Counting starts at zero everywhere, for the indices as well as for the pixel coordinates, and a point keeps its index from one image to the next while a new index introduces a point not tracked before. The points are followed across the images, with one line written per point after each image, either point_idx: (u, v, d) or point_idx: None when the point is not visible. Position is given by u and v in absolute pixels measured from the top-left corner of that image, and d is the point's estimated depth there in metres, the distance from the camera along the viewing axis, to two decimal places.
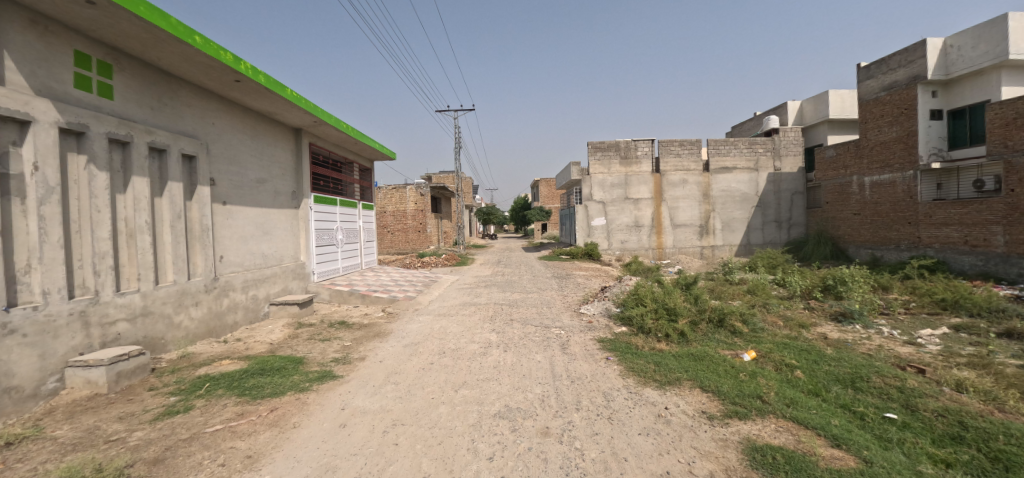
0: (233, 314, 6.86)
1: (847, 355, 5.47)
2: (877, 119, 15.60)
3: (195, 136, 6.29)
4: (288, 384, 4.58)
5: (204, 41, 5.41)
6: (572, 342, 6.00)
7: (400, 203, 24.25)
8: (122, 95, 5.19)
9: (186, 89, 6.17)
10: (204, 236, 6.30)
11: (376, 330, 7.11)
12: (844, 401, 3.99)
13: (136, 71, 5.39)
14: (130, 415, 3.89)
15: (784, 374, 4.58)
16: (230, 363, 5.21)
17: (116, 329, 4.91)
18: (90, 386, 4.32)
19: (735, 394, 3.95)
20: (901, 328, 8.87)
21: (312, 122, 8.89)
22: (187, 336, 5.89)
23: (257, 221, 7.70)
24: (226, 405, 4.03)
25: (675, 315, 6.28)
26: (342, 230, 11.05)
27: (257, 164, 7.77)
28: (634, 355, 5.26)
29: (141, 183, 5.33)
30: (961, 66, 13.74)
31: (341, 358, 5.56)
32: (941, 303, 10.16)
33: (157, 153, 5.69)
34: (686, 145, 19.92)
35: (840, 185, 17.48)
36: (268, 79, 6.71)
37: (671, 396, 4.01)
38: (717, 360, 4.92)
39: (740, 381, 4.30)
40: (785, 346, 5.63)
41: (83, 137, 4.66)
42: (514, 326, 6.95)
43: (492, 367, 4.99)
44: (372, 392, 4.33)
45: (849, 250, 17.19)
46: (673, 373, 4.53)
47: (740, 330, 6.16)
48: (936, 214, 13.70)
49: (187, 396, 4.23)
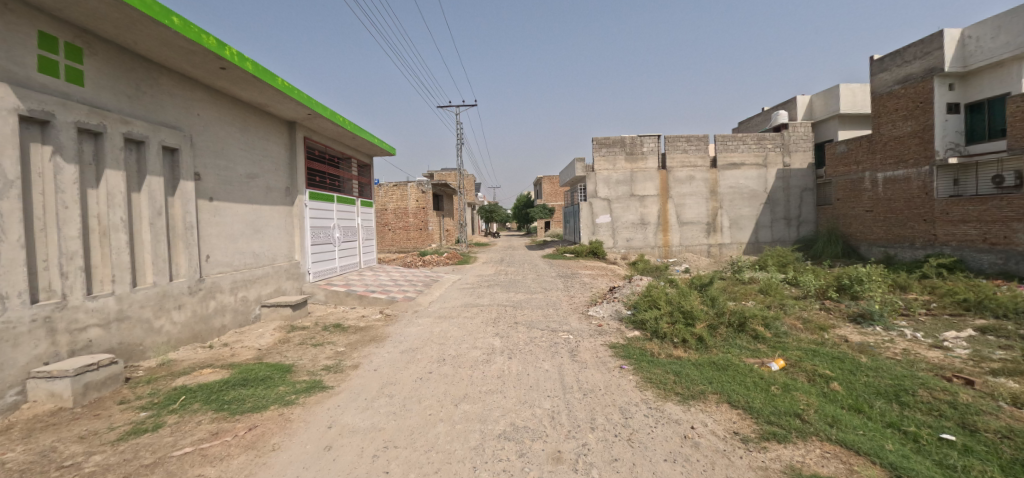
0: (221, 316, 6.46)
1: (883, 363, 5.02)
2: (891, 113, 15.06)
3: (177, 127, 5.89)
4: (272, 397, 4.16)
5: (183, 23, 4.99)
6: (581, 347, 5.58)
7: (401, 200, 23.81)
8: (94, 81, 4.78)
9: (168, 77, 5.76)
10: (187, 235, 5.89)
11: (372, 333, 6.70)
12: (890, 419, 3.57)
13: (111, 56, 4.98)
14: (92, 434, 3.48)
15: (819, 387, 4.13)
16: (211, 373, 4.79)
17: (86, 335, 4.50)
18: (53, 399, 3.93)
19: (770, 412, 3.49)
20: (924, 330, 8.44)
21: (306, 115, 8.46)
22: (168, 342, 5.49)
23: (247, 219, 7.30)
24: (200, 423, 3.62)
25: (692, 318, 5.85)
26: (339, 229, 10.63)
27: (247, 158, 7.35)
28: (650, 363, 4.82)
29: (116, 177, 4.92)
30: (979, 57, 13.21)
31: (332, 366, 5.15)
32: (963, 303, 9.69)
33: (134, 145, 5.27)
34: (693, 141, 19.41)
35: (852, 182, 16.95)
36: (256, 67, 6.29)
37: (697, 413, 3.57)
38: (742, 369, 4.47)
39: (772, 395, 3.83)
40: (816, 354, 5.17)
41: (48, 126, 4.25)
42: (518, 329, 6.51)
43: (496, 377, 4.57)
44: (363, 407, 3.90)
45: (862, 248, 16.68)
46: (696, 385, 4.09)
47: (763, 335, 5.71)
48: (953, 211, 13.18)
49: (158, 411, 3.83)
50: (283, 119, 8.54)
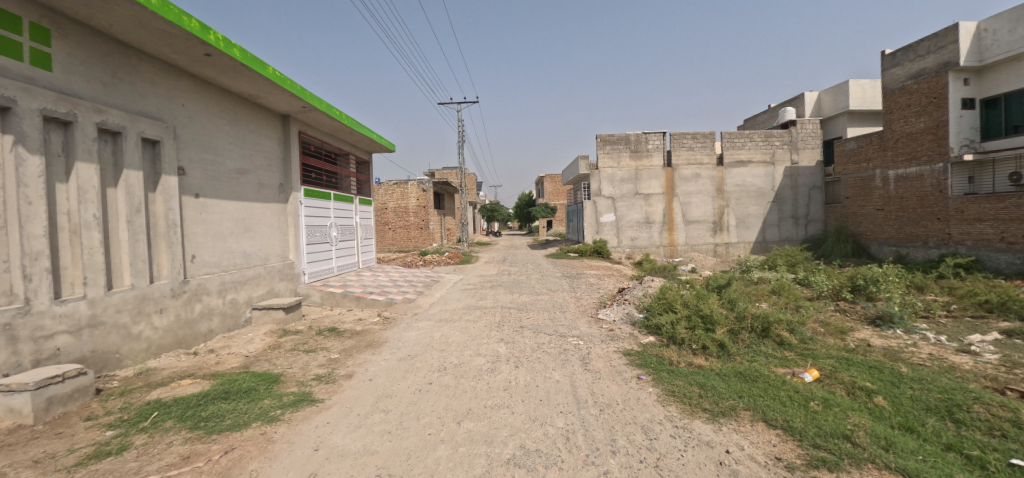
0: (207, 321, 6.06)
1: (923, 373, 4.59)
2: (903, 109, 14.59)
3: (159, 118, 5.49)
4: (254, 412, 3.77)
5: (162, 2, 4.58)
6: (593, 354, 5.17)
7: (401, 199, 23.43)
8: (63, 65, 4.38)
9: (149, 64, 5.37)
10: (170, 233, 5.49)
11: (369, 338, 6.30)
12: (948, 441, 3.15)
13: (84, 39, 4.59)
14: (48, 458, 3.08)
15: (861, 402, 3.72)
16: (190, 384, 4.38)
17: (54, 344, 4.12)
18: (11, 415, 3.53)
19: (815, 433, 3.08)
20: (947, 333, 7.98)
21: (300, 108, 8.06)
22: (147, 349, 5.09)
23: (237, 217, 6.89)
24: (171, 444, 3.24)
25: (712, 323, 5.42)
26: (337, 228, 10.24)
27: (237, 152, 6.94)
28: (670, 373, 4.40)
29: (88, 171, 4.52)
30: (996, 51, 12.73)
31: (324, 376, 4.75)
32: (985, 305, 9.24)
33: (110, 137, 4.88)
34: (699, 138, 18.96)
35: (862, 179, 16.49)
36: (244, 54, 5.88)
37: (730, 434, 3.16)
38: (774, 381, 4.06)
39: (813, 412, 3.41)
40: (850, 363, 4.76)
41: (7, 112, 3.86)
42: (524, 335, 6.10)
43: (502, 389, 4.17)
44: (355, 425, 3.51)
45: (872, 247, 16.23)
46: (725, 400, 3.67)
47: (789, 342, 5.33)
48: (969, 209, 12.73)
49: (126, 431, 3.43)
50: (276, 112, 8.13)
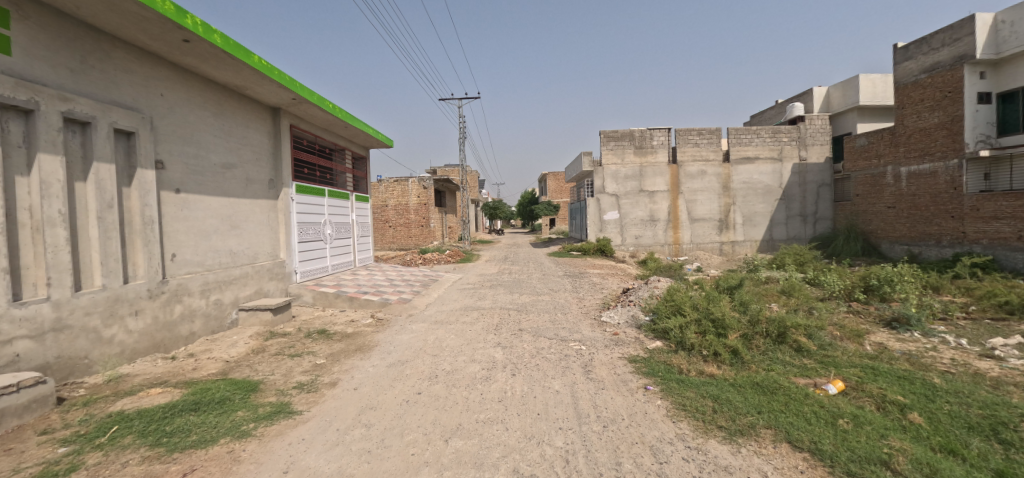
0: (189, 323, 5.76)
1: (956, 384, 4.19)
2: (915, 104, 14.09)
3: (135, 109, 5.17)
4: (224, 426, 3.44)
5: None
6: (596, 361, 4.81)
7: (402, 196, 23.12)
8: (24, 49, 4.07)
9: (122, 51, 5.05)
10: (146, 231, 5.18)
11: (359, 341, 5.97)
12: (998, 466, 2.76)
13: (48, 21, 4.26)
14: None
15: (895, 418, 3.36)
16: (159, 394, 4.05)
17: (12, 349, 3.82)
18: None
19: (849, 459, 2.72)
20: (967, 336, 7.55)
21: (290, 100, 7.73)
22: (120, 353, 4.78)
23: (222, 214, 6.57)
24: (126, 464, 2.92)
25: (723, 328, 5.04)
26: (331, 225, 9.91)
27: (222, 145, 6.61)
28: (681, 384, 4.04)
29: (52, 163, 4.20)
30: (1014, 43, 12.20)
31: (306, 383, 4.43)
32: (1005, 306, 8.78)
33: (79, 128, 4.56)
34: (705, 134, 18.52)
35: (873, 176, 16.02)
36: (226, 41, 5.54)
37: (750, 457, 2.81)
38: (794, 393, 3.71)
39: (844, 433, 3.04)
40: (875, 372, 4.38)
41: None
42: (523, 339, 5.75)
43: (497, 400, 3.83)
44: (331, 442, 3.18)
45: (883, 246, 15.76)
46: (743, 416, 3.31)
47: (807, 348, 4.94)
48: (985, 207, 12.27)
49: (81, 447, 3.12)
50: (266, 105, 7.81)
